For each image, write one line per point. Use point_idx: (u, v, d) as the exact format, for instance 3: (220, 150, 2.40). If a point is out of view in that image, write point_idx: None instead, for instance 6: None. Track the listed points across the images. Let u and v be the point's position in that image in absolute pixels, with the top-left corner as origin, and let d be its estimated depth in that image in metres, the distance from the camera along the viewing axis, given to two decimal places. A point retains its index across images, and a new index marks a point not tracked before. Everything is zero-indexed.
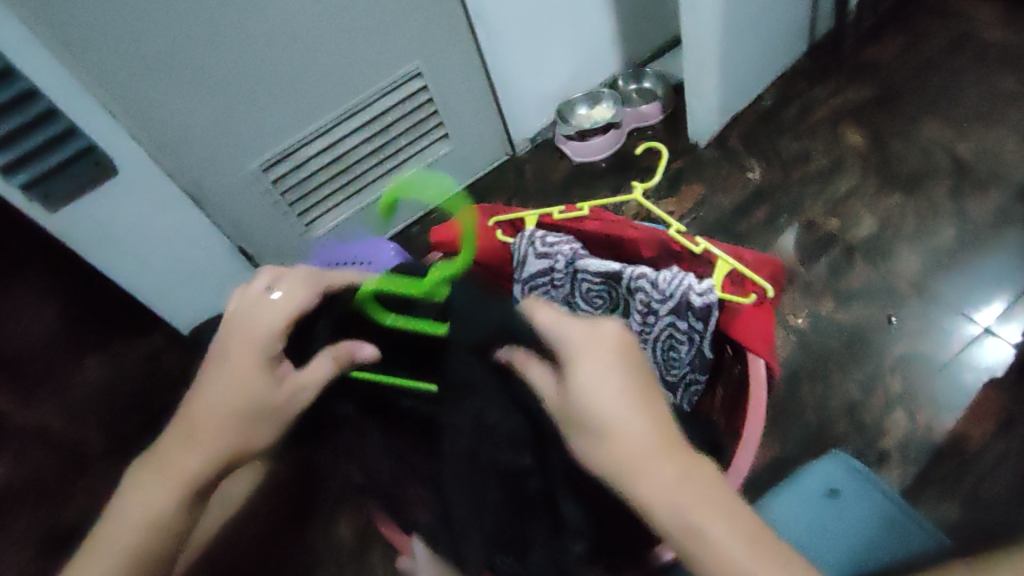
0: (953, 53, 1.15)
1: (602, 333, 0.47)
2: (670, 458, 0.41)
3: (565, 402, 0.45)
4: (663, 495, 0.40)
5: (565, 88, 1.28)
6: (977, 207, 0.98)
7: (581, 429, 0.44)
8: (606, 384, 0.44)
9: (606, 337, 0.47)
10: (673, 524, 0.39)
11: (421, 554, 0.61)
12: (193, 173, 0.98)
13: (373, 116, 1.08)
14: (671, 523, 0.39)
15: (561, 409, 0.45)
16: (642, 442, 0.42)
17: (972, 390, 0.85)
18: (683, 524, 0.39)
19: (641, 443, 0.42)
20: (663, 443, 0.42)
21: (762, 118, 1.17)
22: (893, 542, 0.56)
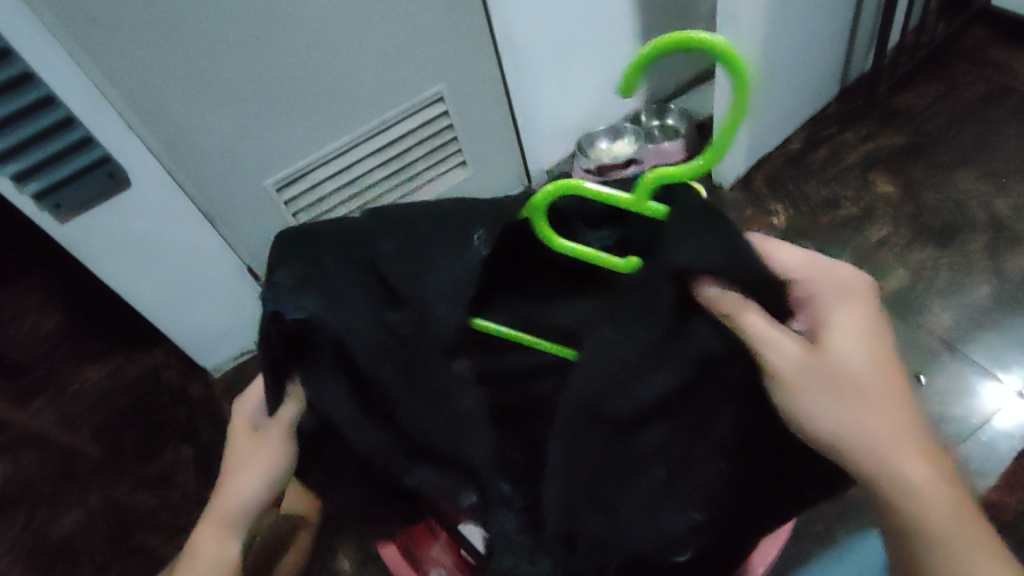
0: (991, 104, 1.11)
1: (854, 285, 0.44)
2: (923, 444, 0.41)
3: (813, 363, 0.41)
4: (924, 484, 0.40)
5: (587, 121, 1.26)
6: (1015, 264, 0.94)
7: (854, 402, 0.41)
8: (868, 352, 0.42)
9: (856, 292, 0.44)
10: (918, 509, 0.40)
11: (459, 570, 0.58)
12: (207, 191, 0.95)
13: (393, 139, 1.06)
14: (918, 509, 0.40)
15: (799, 366, 0.42)
16: (905, 428, 0.41)
17: (1007, 458, 0.80)
18: (925, 513, 0.40)
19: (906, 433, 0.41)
20: (913, 429, 0.41)
21: (790, 160, 1.13)
22: None
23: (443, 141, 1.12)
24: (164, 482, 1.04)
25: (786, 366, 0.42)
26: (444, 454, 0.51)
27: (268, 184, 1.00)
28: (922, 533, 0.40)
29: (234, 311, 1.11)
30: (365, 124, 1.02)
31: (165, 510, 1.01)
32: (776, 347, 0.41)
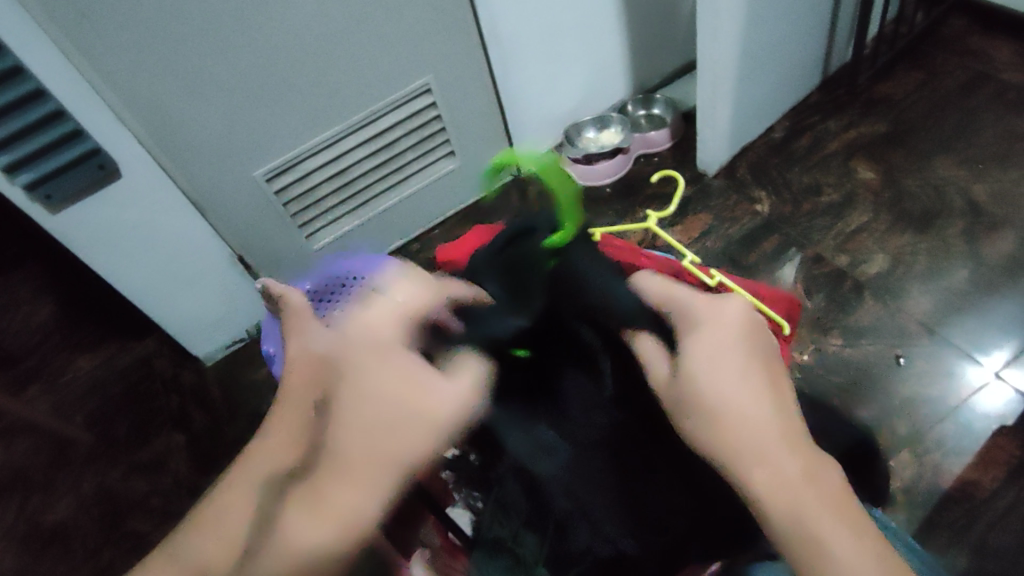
0: (970, 93, 1.13)
1: (727, 316, 0.41)
2: (798, 461, 0.35)
3: (671, 387, 0.40)
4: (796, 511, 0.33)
5: (575, 111, 1.27)
6: (992, 249, 0.96)
7: (694, 423, 0.39)
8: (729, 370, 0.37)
9: (729, 319, 0.40)
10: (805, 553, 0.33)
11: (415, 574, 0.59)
12: (196, 179, 0.96)
13: (380, 129, 1.07)
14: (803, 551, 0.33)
15: (666, 391, 0.40)
16: (775, 448, 0.35)
17: (983, 434, 0.81)
18: (831, 568, 0.32)
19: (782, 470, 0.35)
20: (787, 444, 0.35)
21: (773, 149, 1.15)
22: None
23: (431, 132, 1.13)
24: (155, 469, 1.04)
25: (655, 383, 0.41)
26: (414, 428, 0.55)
27: (257, 174, 1.01)
28: (766, 520, 0.35)
29: (224, 301, 1.11)
30: (354, 114, 1.04)
31: (157, 497, 1.02)
32: (646, 364, 0.42)
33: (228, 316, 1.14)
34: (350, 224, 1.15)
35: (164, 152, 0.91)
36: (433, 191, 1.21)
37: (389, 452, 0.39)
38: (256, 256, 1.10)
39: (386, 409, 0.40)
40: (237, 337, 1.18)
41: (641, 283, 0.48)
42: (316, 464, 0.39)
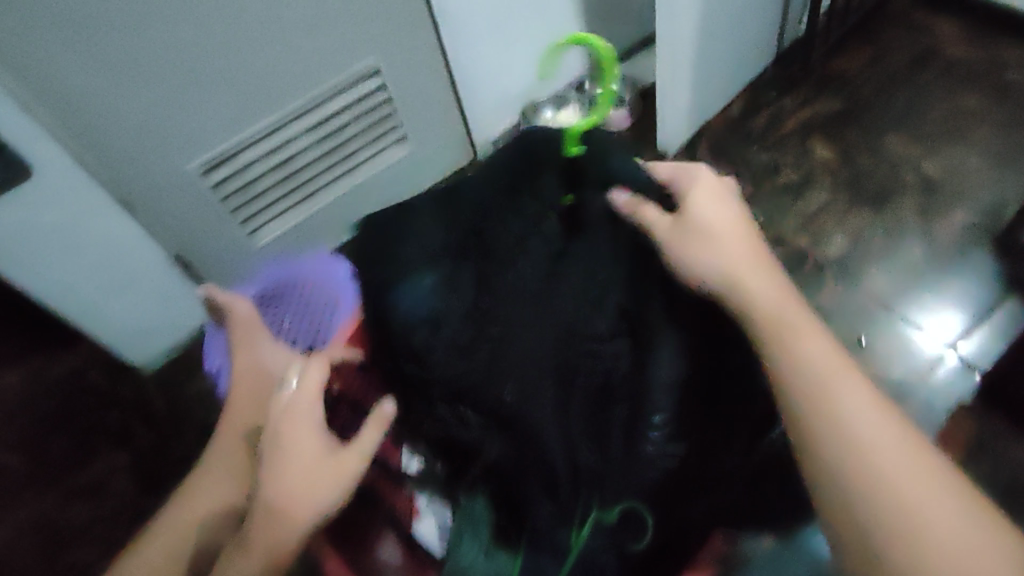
0: (919, 68, 1.14)
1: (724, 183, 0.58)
2: (771, 285, 0.50)
3: (680, 226, 0.53)
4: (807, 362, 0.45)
5: (530, 90, 1.21)
6: (944, 226, 0.98)
7: (709, 248, 0.51)
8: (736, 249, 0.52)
9: (706, 177, 0.56)
10: (806, 384, 0.44)
11: None
12: (123, 175, 0.87)
13: (326, 116, 0.99)
14: (806, 381, 0.44)
15: (671, 231, 0.53)
16: (768, 283, 0.51)
17: (939, 415, 0.86)
18: (812, 386, 0.44)
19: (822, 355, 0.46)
20: (760, 269, 0.51)
21: (731, 127, 1.14)
22: None
23: (380, 115, 1.06)
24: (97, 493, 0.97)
25: (661, 229, 0.54)
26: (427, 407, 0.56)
27: (191, 169, 0.91)
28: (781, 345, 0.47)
29: (163, 306, 1.03)
30: (295, 100, 0.95)
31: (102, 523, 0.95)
32: (645, 217, 0.55)
33: (170, 321, 1.06)
34: (298, 216, 1.08)
35: (82, 148, 0.82)
36: (385, 178, 1.14)
37: (336, 463, 0.50)
38: (196, 256, 1.01)
39: (312, 438, 0.51)
40: (180, 340, 1.10)
41: (654, 169, 0.58)
42: (296, 469, 0.49)
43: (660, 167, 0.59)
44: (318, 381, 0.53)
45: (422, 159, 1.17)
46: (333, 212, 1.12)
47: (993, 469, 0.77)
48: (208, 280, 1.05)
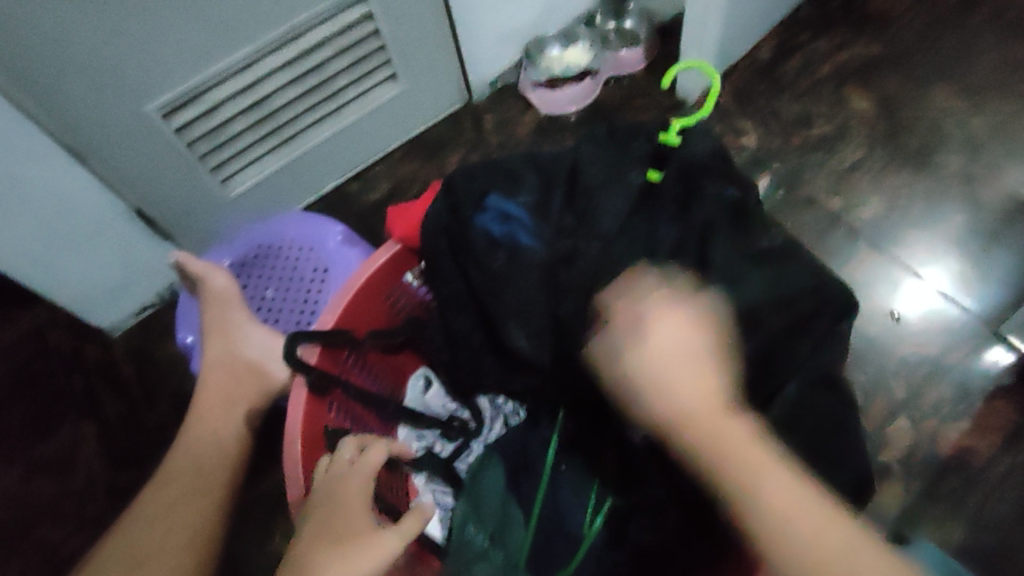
0: (969, 10, 1.03)
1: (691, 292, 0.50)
2: (767, 448, 0.42)
3: (608, 360, 0.49)
4: (781, 501, 0.39)
5: (535, 24, 1.07)
6: (990, 190, 0.89)
7: (665, 366, 0.44)
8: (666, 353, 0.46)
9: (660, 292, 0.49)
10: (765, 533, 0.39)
11: None
12: (68, 118, 0.74)
13: (305, 49, 0.87)
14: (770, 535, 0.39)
15: (605, 354, 0.49)
16: (718, 419, 0.42)
17: (977, 394, 0.79)
18: (766, 532, 0.39)
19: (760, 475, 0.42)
20: (753, 426, 0.43)
21: (759, 72, 1.02)
22: None
23: (368, 51, 0.93)
24: (63, 467, 0.90)
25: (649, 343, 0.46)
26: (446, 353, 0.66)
27: (151, 111, 0.79)
28: (751, 510, 0.40)
29: (128, 265, 0.92)
30: (269, 30, 0.82)
31: (69, 498, 0.88)
32: (609, 334, 0.49)
33: (135, 281, 0.95)
34: (276, 163, 0.96)
35: (16, 87, 0.68)
36: (374, 121, 1.02)
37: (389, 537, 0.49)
38: (162, 210, 0.90)
39: (367, 508, 0.50)
40: (148, 302, 1.00)
41: (615, 291, 0.52)
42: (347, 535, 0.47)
43: (613, 289, 0.53)
44: (378, 458, 0.54)
45: (415, 100, 1.05)
46: (316, 159, 1.01)
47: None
48: (175, 235, 0.94)
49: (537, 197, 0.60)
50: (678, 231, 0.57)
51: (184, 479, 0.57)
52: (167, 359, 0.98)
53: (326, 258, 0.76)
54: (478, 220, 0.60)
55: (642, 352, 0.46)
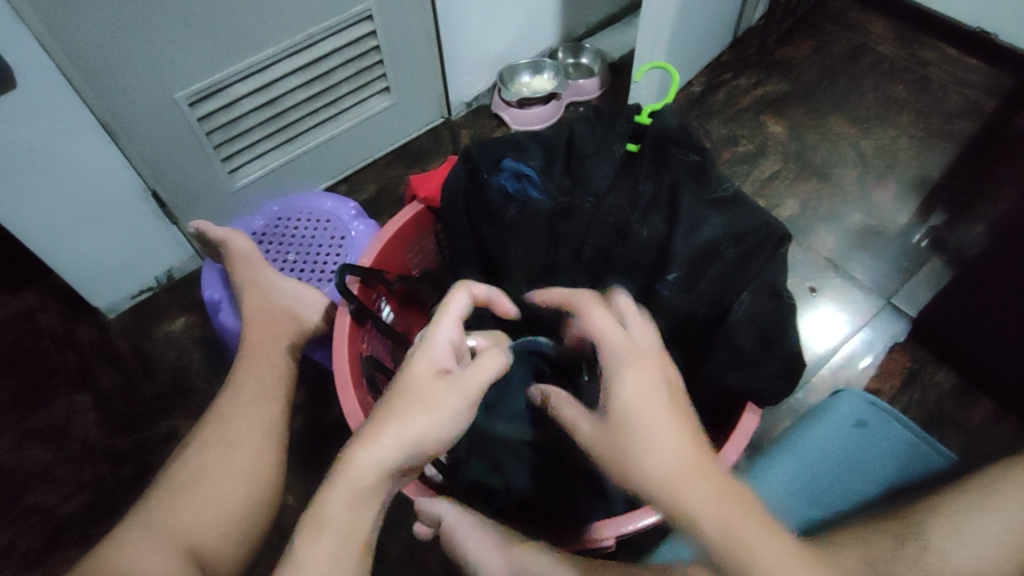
0: (854, 60, 1.29)
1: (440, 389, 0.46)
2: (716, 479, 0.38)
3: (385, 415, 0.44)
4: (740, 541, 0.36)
5: (507, 54, 1.25)
6: (880, 194, 1.11)
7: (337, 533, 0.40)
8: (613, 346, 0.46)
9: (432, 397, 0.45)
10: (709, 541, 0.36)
11: (448, 511, 0.57)
12: (108, 92, 0.82)
13: (317, 57, 0.99)
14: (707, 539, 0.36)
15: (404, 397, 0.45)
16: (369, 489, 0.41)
17: (882, 348, 0.97)
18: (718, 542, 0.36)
19: (677, 445, 0.39)
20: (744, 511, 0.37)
21: (694, 101, 1.23)
22: (913, 462, 0.61)
23: (369, 64, 1.06)
24: (60, 435, 0.92)
25: (417, 445, 0.43)
26: None
27: (180, 98, 0.88)
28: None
29: (139, 248, 0.99)
30: (291, 36, 0.94)
31: (65, 465, 0.90)
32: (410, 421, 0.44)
33: (137, 262, 1.00)
34: (279, 159, 1.06)
35: (68, 64, 0.76)
36: (367, 129, 1.15)
37: (438, 392, 0.46)
38: (172, 192, 0.97)
39: (428, 362, 0.48)
40: (146, 285, 1.05)
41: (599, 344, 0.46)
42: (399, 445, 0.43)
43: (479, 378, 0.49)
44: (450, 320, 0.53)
45: (402, 113, 1.18)
46: (314, 159, 1.11)
47: (920, 394, 0.93)
48: (179, 219, 1.01)
49: (542, 161, 0.74)
50: (649, 186, 0.71)
51: (251, 390, 0.68)
52: (163, 339, 1.02)
53: (342, 228, 0.87)
54: (493, 178, 0.73)
55: (411, 402, 0.45)
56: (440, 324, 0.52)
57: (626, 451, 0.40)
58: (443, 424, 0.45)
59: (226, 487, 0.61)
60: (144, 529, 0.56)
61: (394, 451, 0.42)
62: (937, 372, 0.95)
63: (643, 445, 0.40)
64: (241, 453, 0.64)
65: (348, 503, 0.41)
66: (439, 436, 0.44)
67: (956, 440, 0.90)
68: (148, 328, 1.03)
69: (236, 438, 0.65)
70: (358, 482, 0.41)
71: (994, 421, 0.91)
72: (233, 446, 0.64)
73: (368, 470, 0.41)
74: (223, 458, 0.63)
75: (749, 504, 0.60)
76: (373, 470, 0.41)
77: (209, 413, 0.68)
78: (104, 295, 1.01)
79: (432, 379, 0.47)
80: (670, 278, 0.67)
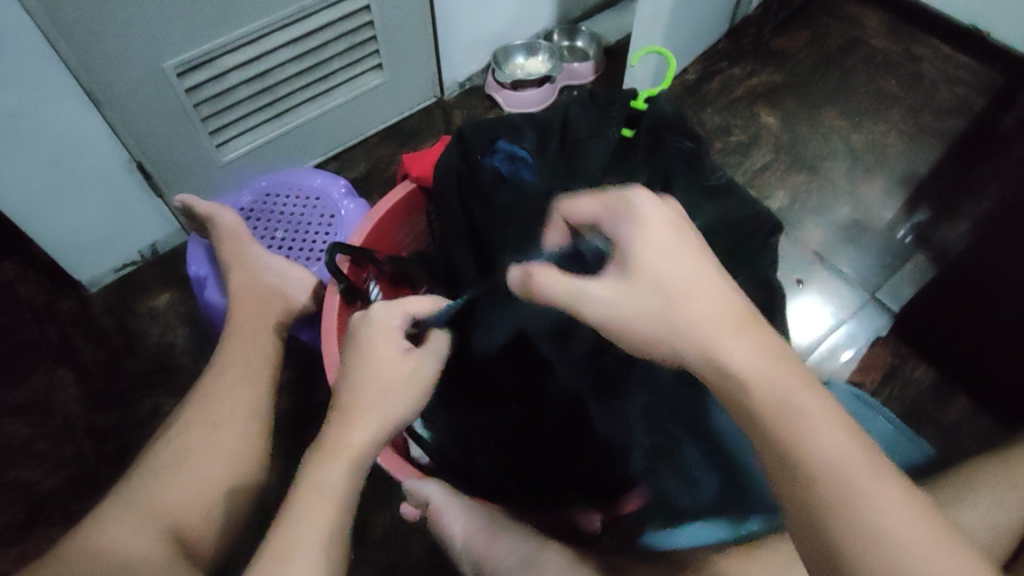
0: (848, 53, 1.29)
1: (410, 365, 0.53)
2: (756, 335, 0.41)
3: (364, 388, 0.50)
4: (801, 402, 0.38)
5: (502, 35, 1.23)
6: (868, 188, 1.12)
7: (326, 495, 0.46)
8: (677, 258, 0.43)
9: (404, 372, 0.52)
10: (769, 403, 0.39)
11: (436, 492, 0.56)
12: (94, 62, 0.80)
13: (309, 31, 0.97)
14: (768, 397, 0.39)
15: (381, 372, 0.52)
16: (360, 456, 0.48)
17: (865, 341, 0.98)
18: (786, 405, 0.38)
19: (718, 305, 0.41)
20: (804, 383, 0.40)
21: (688, 89, 1.23)
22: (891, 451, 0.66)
23: (362, 40, 1.04)
24: (39, 408, 0.89)
25: (398, 416, 0.51)
26: (456, 278, 0.77)
27: (168, 69, 0.87)
28: (812, 450, 0.37)
29: (123, 221, 0.97)
30: (283, 8, 0.92)
31: (45, 440, 0.88)
32: (389, 395, 0.51)
33: (121, 236, 0.99)
34: (269, 134, 1.05)
35: (54, 28, 0.74)
36: (358, 106, 1.13)
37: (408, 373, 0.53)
38: (158, 165, 0.95)
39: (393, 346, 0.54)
40: (129, 259, 1.03)
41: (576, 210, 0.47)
42: (381, 415, 0.50)
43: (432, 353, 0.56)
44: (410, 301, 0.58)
45: (394, 91, 1.16)
46: (304, 135, 1.10)
47: (900, 387, 0.95)
48: (164, 192, 0.99)
49: (537, 145, 0.73)
50: (643, 173, 0.71)
51: (237, 370, 0.67)
52: (147, 315, 1.01)
53: (332, 206, 0.86)
54: (487, 160, 0.73)
55: (388, 378, 0.51)
56: (394, 307, 0.57)
57: (678, 304, 0.41)
58: (416, 398, 0.52)
59: (210, 467, 0.61)
60: (121, 508, 0.57)
61: (378, 421, 0.49)
62: (917, 367, 0.96)
63: (683, 303, 0.41)
64: (225, 434, 0.63)
65: (348, 472, 0.47)
66: (411, 413, 0.51)
67: (933, 434, 0.92)
68: (132, 303, 1.02)
69: (221, 419, 0.64)
70: (354, 453, 0.47)
71: (971, 416, 0.93)
72: (218, 426, 0.63)
73: (361, 444, 0.48)
74: (207, 439, 0.63)
75: None
76: (363, 439, 0.48)
77: (194, 392, 0.67)
78: (87, 268, 0.99)
79: (396, 360, 0.53)
80: None
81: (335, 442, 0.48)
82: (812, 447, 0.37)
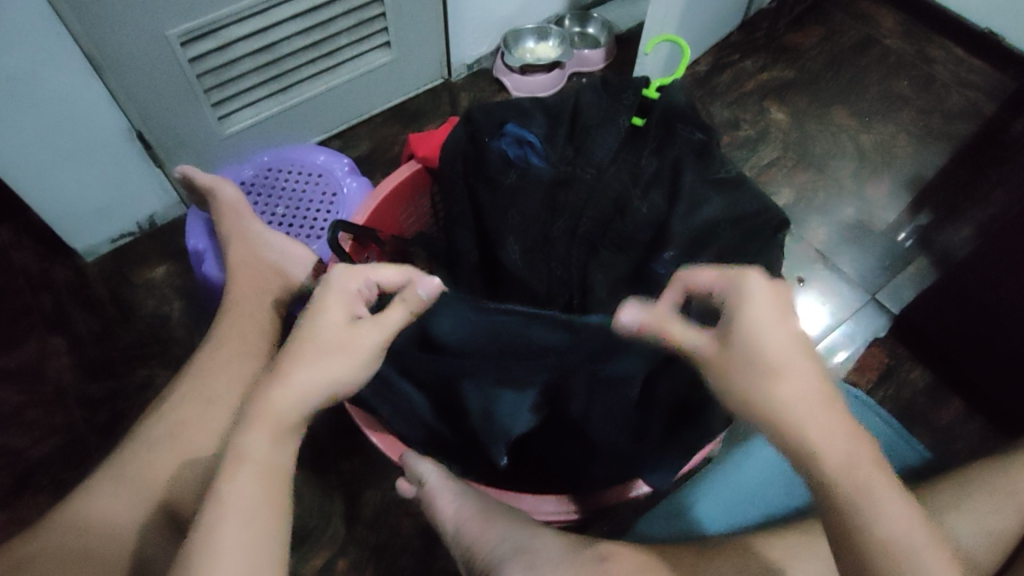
0: (860, 52, 1.28)
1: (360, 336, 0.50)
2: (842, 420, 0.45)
3: (303, 357, 0.48)
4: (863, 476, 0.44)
5: (512, 18, 1.21)
6: (875, 189, 1.11)
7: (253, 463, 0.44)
8: (788, 332, 0.45)
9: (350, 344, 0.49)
10: (841, 474, 0.44)
11: (430, 473, 0.57)
12: (96, 24, 0.78)
13: (317, 5, 0.95)
14: (838, 469, 0.44)
15: (323, 342, 0.48)
16: (282, 424, 0.45)
17: (864, 342, 0.98)
18: (853, 480, 0.43)
19: (811, 379, 0.45)
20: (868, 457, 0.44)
21: (698, 81, 1.21)
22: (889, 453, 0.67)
23: (371, 16, 1.03)
24: None
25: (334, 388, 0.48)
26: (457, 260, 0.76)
27: (172, 36, 0.85)
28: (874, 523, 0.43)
29: (120, 190, 0.96)
30: None
31: None
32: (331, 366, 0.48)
33: (118, 205, 0.97)
34: (272, 109, 1.03)
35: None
36: (364, 84, 1.11)
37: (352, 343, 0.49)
38: (159, 134, 0.94)
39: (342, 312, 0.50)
40: (126, 230, 1.02)
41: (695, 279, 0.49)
42: (312, 387, 0.47)
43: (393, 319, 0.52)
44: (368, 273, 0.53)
45: (401, 71, 1.15)
46: (308, 111, 1.08)
47: (897, 389, 0.94)
48: (164, 163, 0.98)
49: (545, 129, 0.72)
50: (651, 163, 0.70)
51: (233, 345, 0.67)
52: (142, 286, 1.00)
53: (334, 183, 0.86)
54: (495, 142, 0.71)
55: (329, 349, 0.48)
56: (351, 272, 0.52)
57: (764, 384, 0.44)
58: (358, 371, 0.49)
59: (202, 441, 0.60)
60: (112, 483, 0.57)
61: (308, 392, 0.47)
62: (914, 371, 0.96)
63: (763, 386, 0.44)
64: (218, 409, 0.62)
65: (270, 440, 0.45)
66: (348, 383, 0.48)
67: (927, 437, 0.91)
68: (127, 274, 1.01)
69: (214, 393, 0.63)
70: (279, 418, 0.45)
71: (964, 420, 0.93)
72: (212, 401, 0.63)
73: (285, 409, 0.46)
74: (200, 414, 0.62)
75: (731, 474, 0.67)
76: (293, 405, 0.46)
77: (189, 365, 0.67)
78: (82, 236, 0.98)
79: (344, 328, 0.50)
80: (666, 256, 0.67)
81: (263, 404, 0.45)
82: (879, 525, 0.43)
